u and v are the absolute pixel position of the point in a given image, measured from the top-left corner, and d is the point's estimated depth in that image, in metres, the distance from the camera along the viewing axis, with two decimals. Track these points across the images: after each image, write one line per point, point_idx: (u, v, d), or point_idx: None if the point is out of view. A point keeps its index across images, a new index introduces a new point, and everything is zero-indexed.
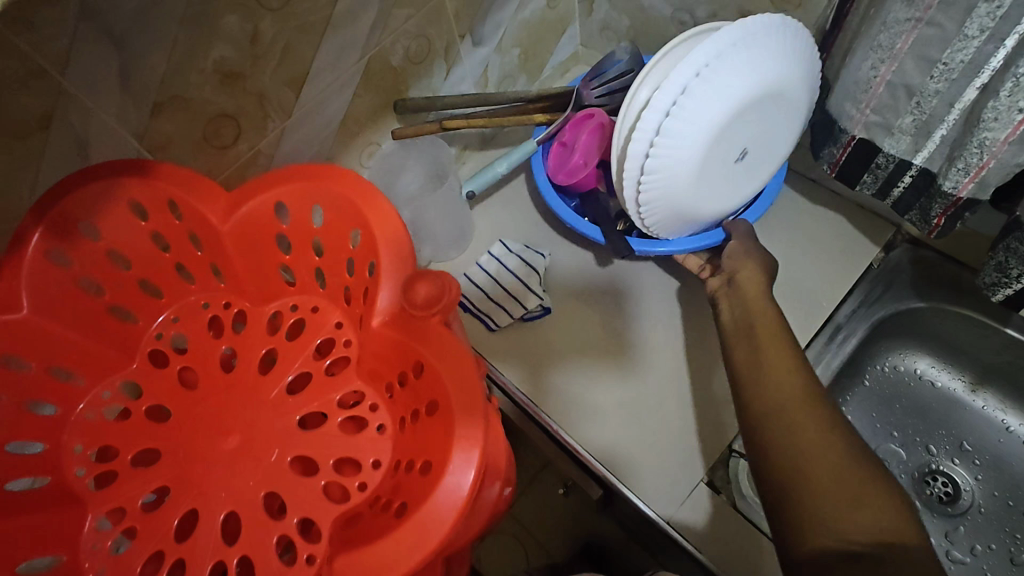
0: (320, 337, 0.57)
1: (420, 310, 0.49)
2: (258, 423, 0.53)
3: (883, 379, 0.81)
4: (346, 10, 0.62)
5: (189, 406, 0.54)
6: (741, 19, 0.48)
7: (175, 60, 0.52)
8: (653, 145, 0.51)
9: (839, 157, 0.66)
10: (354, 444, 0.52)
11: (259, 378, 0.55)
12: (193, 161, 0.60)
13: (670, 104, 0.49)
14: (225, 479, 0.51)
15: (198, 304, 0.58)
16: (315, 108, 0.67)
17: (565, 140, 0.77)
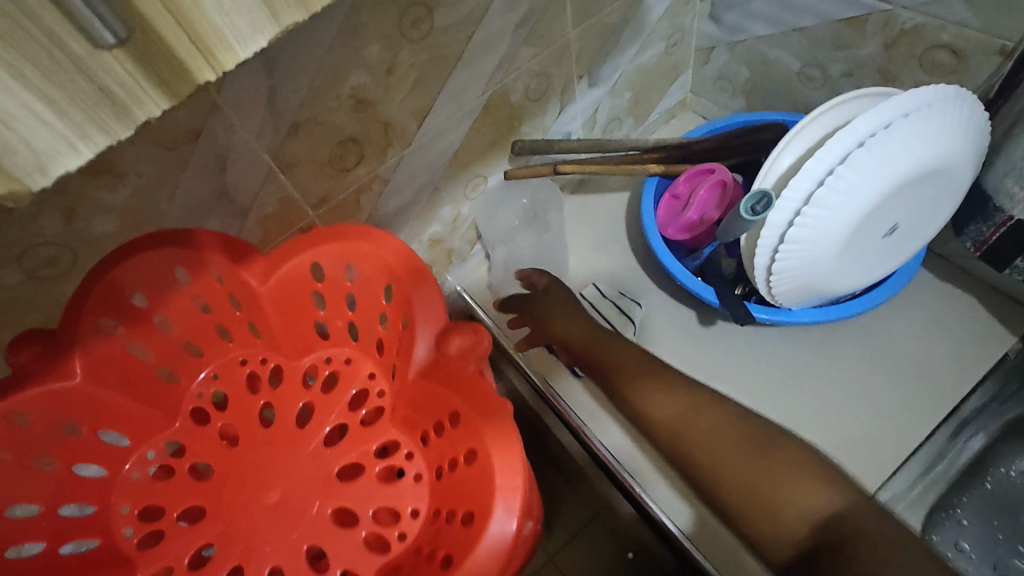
0: (354, 388, 0.57)
1: (455, 363, 0.51)
2: (294, 475, 0.53)
3: (1010, 485, 0.69)
4: (478, 45, 0.63)
5: (231, 464, 0.53)
6: (911, 90, 0.49)
7: (318, 85, 0.53)
8: (800, 213, 0.52)
9: (988, 236, 0.60)
10: (392, 493, 0.52)
11: (297, 431, 0.55)
12: (315, 182, 0.61)
13: (826, 173, 0.50)
14: (269, 533, 0.50)
15: (236, 361, 0.57)
16: (433, 138, 0.68)
17: (678, 193, 0.75)
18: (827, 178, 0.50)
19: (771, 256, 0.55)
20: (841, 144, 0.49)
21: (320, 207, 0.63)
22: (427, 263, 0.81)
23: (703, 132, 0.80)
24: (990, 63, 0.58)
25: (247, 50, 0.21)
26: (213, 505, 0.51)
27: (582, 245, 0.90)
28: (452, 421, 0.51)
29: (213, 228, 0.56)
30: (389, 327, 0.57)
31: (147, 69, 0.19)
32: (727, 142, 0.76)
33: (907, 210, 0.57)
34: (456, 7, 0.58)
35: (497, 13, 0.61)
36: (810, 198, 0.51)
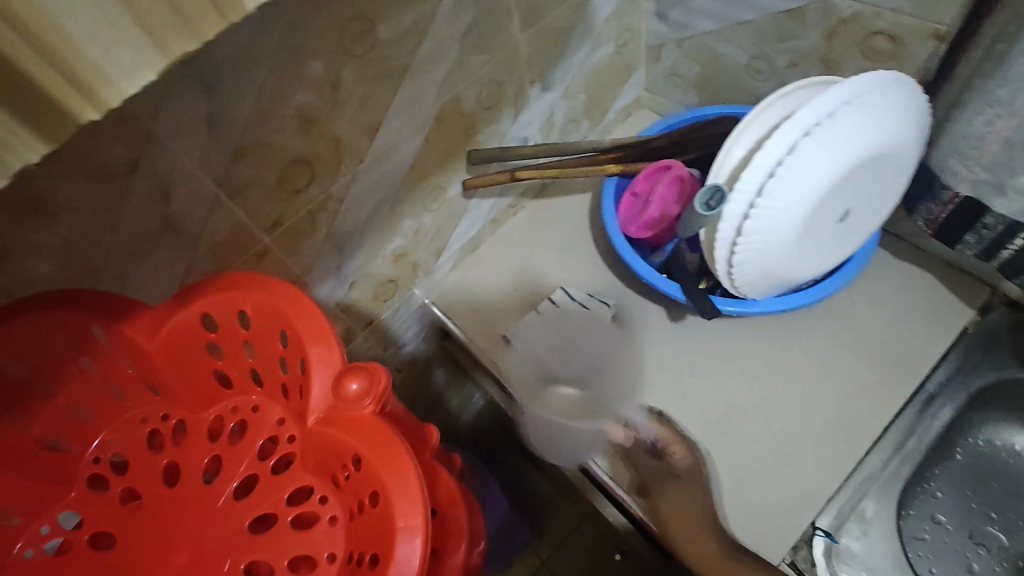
0: (262, 437, 0.48)
1: (354, 406, 0.41)
2: (202, 537, 0.45)
3: (976, 454, 0.74)
4: (425, 56, 0.62)
5: (136, 533, 0.45)
6: (853, 78, 0.50)
7: (259, 107, 0.52)
8: (753, 206, 0.53)
9: (939, 214, 0.61)
10: (304, 540, 0.44)
11: (204, 488, 0.47)
12: (266, 205, 0.59)
13: (775, 165, 0.51)
14: None
15: (135, 420, 0.49)
16: (386, 153, 0.66)
17: (638, 192, 0.75)
18: (776, 169, 0.51)
19: (729, 251, 0.56)
20: (788, 134, 0.50)
21: (275, 230, 0.61)
22: (392, 277, 0.80)
23: (658, 129, 0.80)
24: (925, 46, 0.60)
25: (131, 87, 0.20)
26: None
27: (547, 248, 0.89)
28: (355, 463, 0.41)
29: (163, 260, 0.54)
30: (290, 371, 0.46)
31: (12, 108, 0.18)
32: (683, 139, 0.76)
33: (858, 196, 0.57)
34: (399, 20, 0.57)
35: (442, 24, 0.61)
36: (761, 189, 0.52)
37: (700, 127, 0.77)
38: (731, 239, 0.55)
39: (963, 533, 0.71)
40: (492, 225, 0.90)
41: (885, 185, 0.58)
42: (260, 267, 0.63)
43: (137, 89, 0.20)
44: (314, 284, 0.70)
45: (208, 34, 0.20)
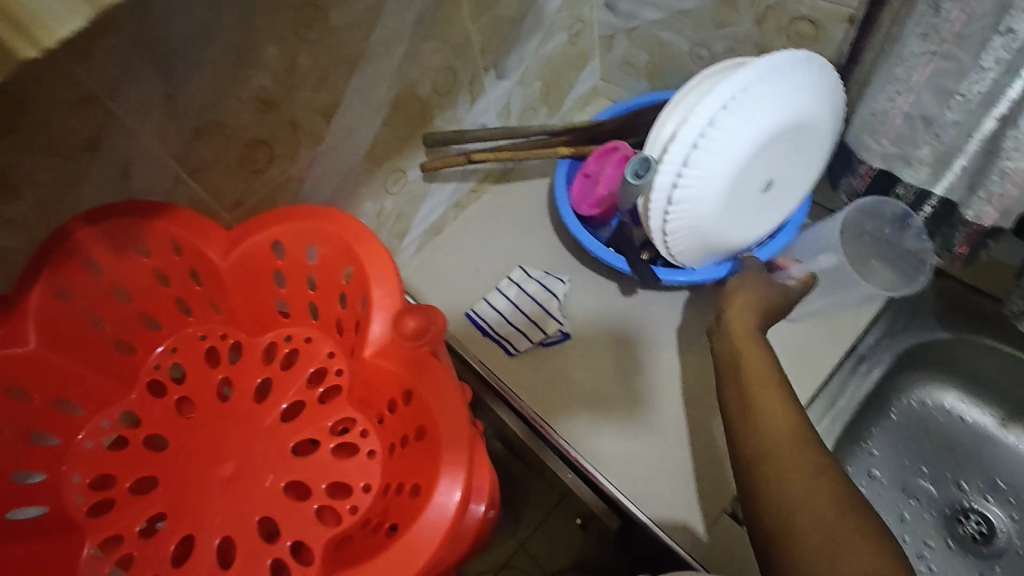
0: (311, 366, 0.58)
1: (410, 341, 0.52)
2: (249, 450, 0.54)
3: (909, 413, 0.78)
4: (378, 42, 0.65)
5: (184, 432, 0.55)
6: (764, 55, 0.55)
7: (217, 89, 0.55)
8: (680, 176, 0.57)
9: (858, 186, 0.66)
10: (343, 468, 0.53)
11: (254, 406, 0.56)
12: (228, 185, 0.62)
13: (697, 136, 0.55)
14: (218, 506, 0.51)
15: (195, 336, 0.59)
16: (345, 136, 0.70)
17: (588, 172, 0.79)
18: (698, 140, 0.56)
19: (662, 218, 0.60)
20: (707, 108, 0.55)
21: (237, 210, 0.65)
22: None
23: (608, 113, 0.84)
24: (840, 29, 0.65)
25: (64, 28, 0.20)
26: (165, 476, 0.53)
27: (508, 230, 0.93)
28: (406, 397, 0.53)
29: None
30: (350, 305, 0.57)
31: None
32: (632, 123, 0.82)
33: (781, 165, 0.62)
34: (350, 7, 0.60)
35: (394, 11, 0.64)
36: (685, 159, 0.56)
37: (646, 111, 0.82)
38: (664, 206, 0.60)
39: (896, 486, 0.76)
40: (455, 209, 0.93)
41: (809, 162, 0.64)
42: None
43: (73, 32, 0.21)
44: None
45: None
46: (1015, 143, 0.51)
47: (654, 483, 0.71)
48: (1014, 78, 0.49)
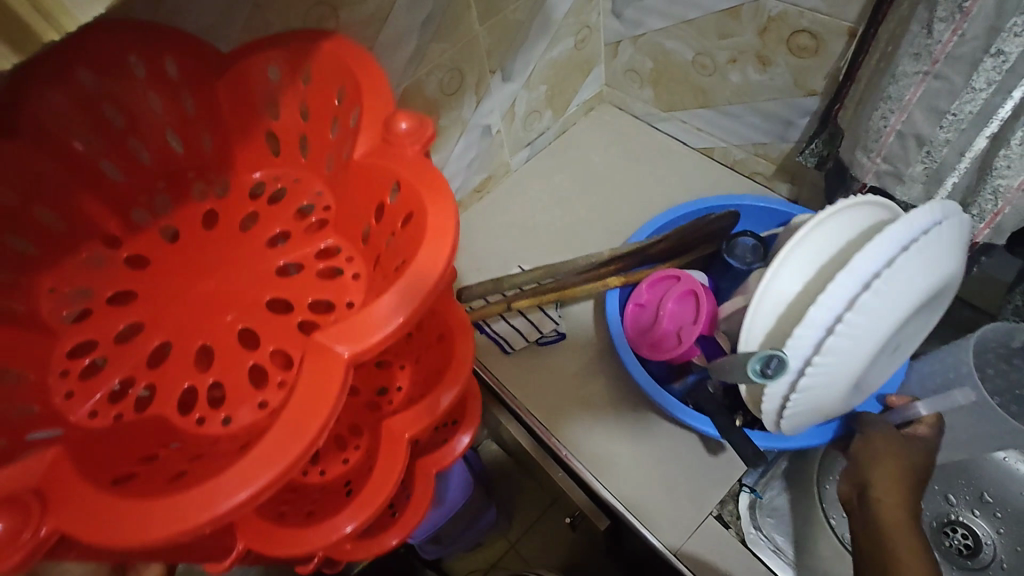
0: (303, 199, 0.46)
1: (406, 145, 0.37)
2: (236, 270, 0.43)
3: None
4: (387, 40, 0.67)
5: (175, 256, 0.43)
6: (906, 220, 0.50)
7: None
8: (811, 362, 0.52)
9: None
10: (324, 286, 0.42)
11: (243, 232, 0.44)
12: None
13: (834, 323, 0.50)
14: (198, 321, 0.40)
15: (185, 173, 0.46)
16: None
17: (642, 302, 0.74)
18: (836, 326, 0.50)
19: (781, 403, 0.56)
20: (845, 289, 0.50)
21: None
22: None
23: (651, 231, 0.78)
24: (842, 44, 0.66)
25: (87, 15, 0.21)
26: (147, 289, 0.41)
27: (510, 227, 0.93)
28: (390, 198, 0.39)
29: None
30: (340, 138, 0.43)
31: None
32: (684, 243, 0.76)
33: (904, 332, 0.58)
34: (360, 6, 0.62)
35: (403, 11, 0.66)
36: (820, 348, 0.51)
37: (699, 224, 0.76)
38: (784, 393, 0.55)
39: None
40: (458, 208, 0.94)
41: (928, 317, 0.60)
42: None
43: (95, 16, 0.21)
44: None
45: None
46: (1007, 161, 0.52)
47: (642, 483, 0.69)
48: (1005, 99, 0.50)
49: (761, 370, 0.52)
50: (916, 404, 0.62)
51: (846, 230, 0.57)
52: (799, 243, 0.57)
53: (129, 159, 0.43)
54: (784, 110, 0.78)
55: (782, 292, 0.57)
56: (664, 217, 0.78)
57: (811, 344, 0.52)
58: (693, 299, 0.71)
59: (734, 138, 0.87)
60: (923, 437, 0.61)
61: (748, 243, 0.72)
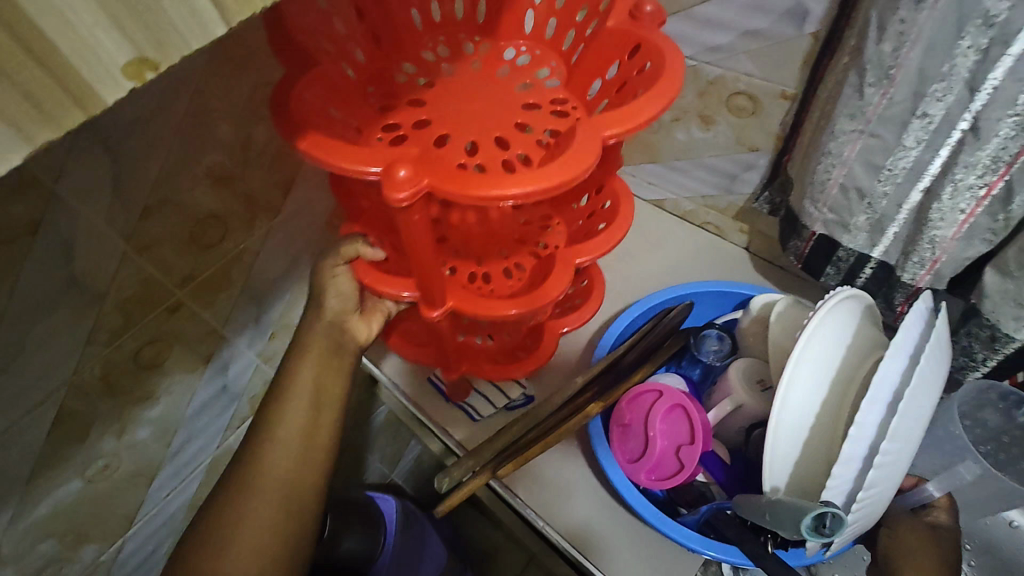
0: (542, 67, 0.55)
1: (649, 20, 0.49)
2: (475, 95, 0.51)
3: None
4: None
5: (441, 88, 0.52)
6: (905, 324, 0.42)
7: (169, 166, 0.53)
8: (857, 498, 0.42)
9: (804, 250, 0.70)
10: (544, 121, 0.49)
11: (485, 74, 0.53)
12: (178, 261, 0.60)
13: (876, 456, 0.41)
14: (455, 113, 0.49)
15: (432, 58, 0.55)
16: (304, 207, 0.69)
17: (627, 424, 0.64)
18: (875, 457, 0.41)
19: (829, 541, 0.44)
20: (872, 416, 0.41)
21: (187, 284, 0.62)
22: None
23: (616, 335, 0.70)
24: (779, 106, 0.70)
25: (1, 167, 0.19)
26: (418, 103, 0.50)
27: None
28: (632, 54, 0.49)
29: (95, 352, 0.58)
30: (588, 19, 0.53)
31: None
32: (652, 346, 0.68)
33: None
34: None
35: None
36: (862, 483, 0.42)
37: (660, 320, 0.70)
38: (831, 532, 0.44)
39: None
40: None
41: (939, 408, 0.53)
42: (170, 322, 0.63)
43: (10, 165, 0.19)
44: (231, 337, 0.71)
45: (108, 100, 0.20)
46: (939, 214, 0.55)
47: (615, 544, 0.64)
48: (934, 156, 0.53)
49: (815, 528, 0.41)
50: (927, 485, 0.56)
51: (841, 334, 0.49)
52: (803, 348, 0.48)
53: (426, 7, 0.55)
54: (729, 165, 0.81)
55: (798, 413, 0.47)
56: (623, 321, 0.71)
57: (849, 478, 0.42)
58: (682, 414, 0.62)
59: (684, 191, 0.90)
60: (945, 526, 0.55)
61: (712, 334, 0.70)
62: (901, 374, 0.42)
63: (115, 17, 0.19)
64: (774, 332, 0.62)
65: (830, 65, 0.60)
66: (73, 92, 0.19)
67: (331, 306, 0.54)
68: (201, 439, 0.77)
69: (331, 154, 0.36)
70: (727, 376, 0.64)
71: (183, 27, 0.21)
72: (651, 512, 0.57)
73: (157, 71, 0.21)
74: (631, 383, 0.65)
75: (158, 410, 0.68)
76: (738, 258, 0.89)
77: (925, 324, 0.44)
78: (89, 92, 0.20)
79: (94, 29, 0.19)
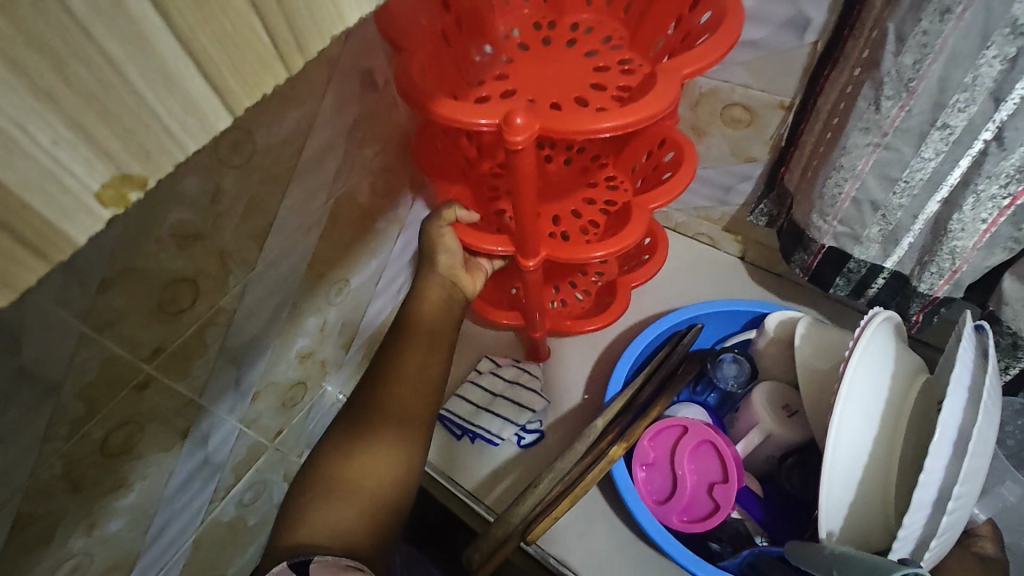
0: (607, 36, 0.60)
1: None
2: (553, 64, 0.56)
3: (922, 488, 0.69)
4: (312, 156, 0.60)
5: (523, 63, 0.56)
6: (959, 354, 0.42)
7: (130, 232, 0.46)
8: (928, 544, 0.40)
9: (810, 263, 0.66)
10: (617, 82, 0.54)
11: (558, 48, 0.58)
12: (145, 333, 0.53)
13: (949, 501, 0.39)
14: (540, 80, 0.54)
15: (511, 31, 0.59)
16: (281, 255, 0.63)
17: (653, 463, 0.60)
18: (948, 503, 0.39)
19: None
20: (941, 458, 0.39)
21: (156, 357, 0.55)
22: (300, 380, 0.76)
23: (627, 368, 0.67)
24: (776, 115, 0.68)
25: None
26: (507, 73, 0.55)
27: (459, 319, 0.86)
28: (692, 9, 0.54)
29: (55, 448, 0.50)
30: None
31: None
32: (668, 374, 0.64)
33: None
34: (279, 125, 0.54)
35: (326, 122, 0.59)
36: (935, 529, 0.40)
37: (671, 348, 0.67)
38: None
39: None
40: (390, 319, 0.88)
41: None
42: (141, 400, 0.56)
43: None
44: (210, 405, 0.64)
45: (77, 241, 0.15)
46: (960, 225, 0.53)
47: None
48: (953, 167, 0.51)
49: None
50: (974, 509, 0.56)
51: (887, 355, 0.48)
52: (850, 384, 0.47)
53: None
54: (723, 177, 0.78)
55: (856, 452, 0.46)
56: (633, 350, 0.68)
57: (921, 525, 0.40)
58: (711, 450, 0.60)
59: (675, 204, 0.87)
60: (992, 556, 0.53)
61: (728, 359, 0.66)
62: (965, 410, 0.40)
63: (86, 132, 0.14)
64: (803, 352, 0.60)
65: (832, 76, 0.57)
66: (28, 239, 0.13)
67: (443, 263, 0.61)
68: (182, 518, 0.69)
69: (455, 113, 0.43)
70: (751, 401, 0.62)
71: (175, 128, 0.15)
72: (691, 559, 0.54)
73: (144, 189, 0.15)
74: (651, 418, 0.61)
75: (133, 497, 0.60)
76: (733, 268, 0.87)
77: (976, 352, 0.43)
78: (51, 236, 0.14)
79: (54, 152, 0.13)
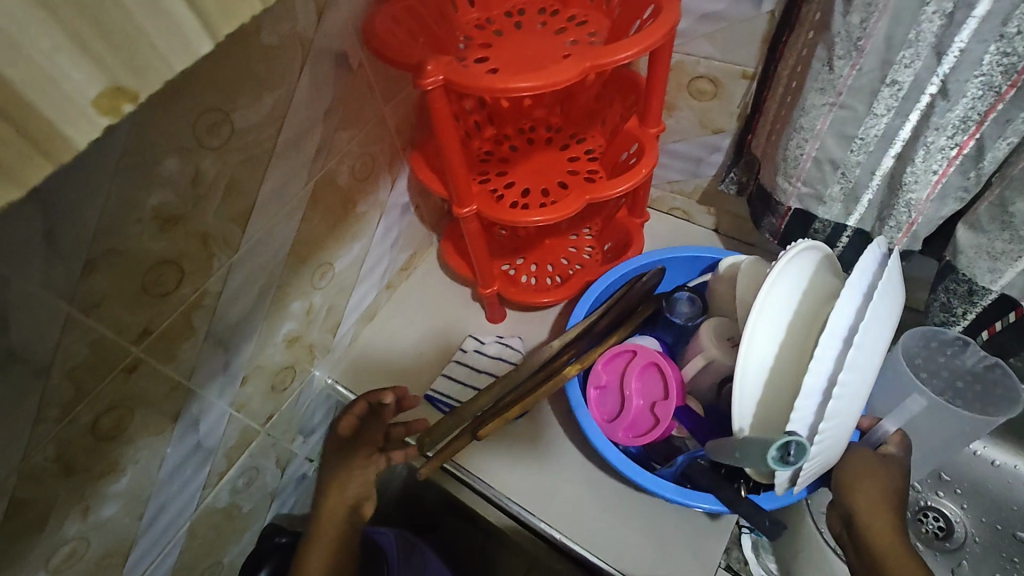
0: (586, 23, 0.63)
1: None
2: (527, 44, 0.59)
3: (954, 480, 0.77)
4: (290, 139, 0.61)
5: (503, 43, 0.59)
6: (854, 265, 0.47)
7: (109, 215, 0.47)
8: (819, 429, 0.46)
9: (780, 225, 0.69)
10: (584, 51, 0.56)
11: (534, 32, 0.61)
12: (131, 315, 0.53)
13: (834, 386, 0.45)
14: (517, 56, 0.57)
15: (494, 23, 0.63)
16: (264, 237, 0.64)
17: (603, 384, 0.68)
18: (834, 389, 0.45)
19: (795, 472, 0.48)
20: (829, 348, 0.45)
21: (144, 339, 0.55)
22: (290, 364, 0.77)
23: (587, 307, 0.73)
24: (739, 85, 0.70)
25: None
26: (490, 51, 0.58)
27: None
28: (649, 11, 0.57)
29: (46, 431, 0.51)
30: None
31: None
32: (625, 309, 0.71)
33: None
34: (256, 106, 0.55)
35: (303, 104, 0.60)
36: (824, 414, 0.46)
37: (631, 288, 0.73)
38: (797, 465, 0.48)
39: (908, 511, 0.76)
40: (371, 308, 0.89)
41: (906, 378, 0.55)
42: (131, 383, 0.56)
43: None
44: (199, 389, 0.65)
45: (76, 145, 0.16)
46: (914, 177, 0.56)
47: (593, 523, 0.68)
48: (903, 121, 0.54)
49: (782, 457, 0.46)
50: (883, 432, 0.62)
51: (804, 278, 0.54)
52: (774, 281, 0.53)
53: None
54: (694, 149, 0.81)
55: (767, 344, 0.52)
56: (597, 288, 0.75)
57: (812, 410, 0.46)
58: (655, 371, 0.67)
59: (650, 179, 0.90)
60: None
61: (683, 297, 0.72)
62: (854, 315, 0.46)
63: (80, 41, 0.15)
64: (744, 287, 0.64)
65: (789, 44, 0.60)
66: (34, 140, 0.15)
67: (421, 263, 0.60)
68: (177, 504, 0.70)
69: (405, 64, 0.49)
70: (698, 335, 0.66)
71: (160, 46, 0.17)
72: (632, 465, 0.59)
73: (135, 102, 0.17)
74: (606, 345, 0.69)
75: (126, 482, 0.61)
76: (708, 240, 0.89)
77: (875, 265, 0.49)
78: (53, 137, 0.15)
79: (55, 58, 0.15)
